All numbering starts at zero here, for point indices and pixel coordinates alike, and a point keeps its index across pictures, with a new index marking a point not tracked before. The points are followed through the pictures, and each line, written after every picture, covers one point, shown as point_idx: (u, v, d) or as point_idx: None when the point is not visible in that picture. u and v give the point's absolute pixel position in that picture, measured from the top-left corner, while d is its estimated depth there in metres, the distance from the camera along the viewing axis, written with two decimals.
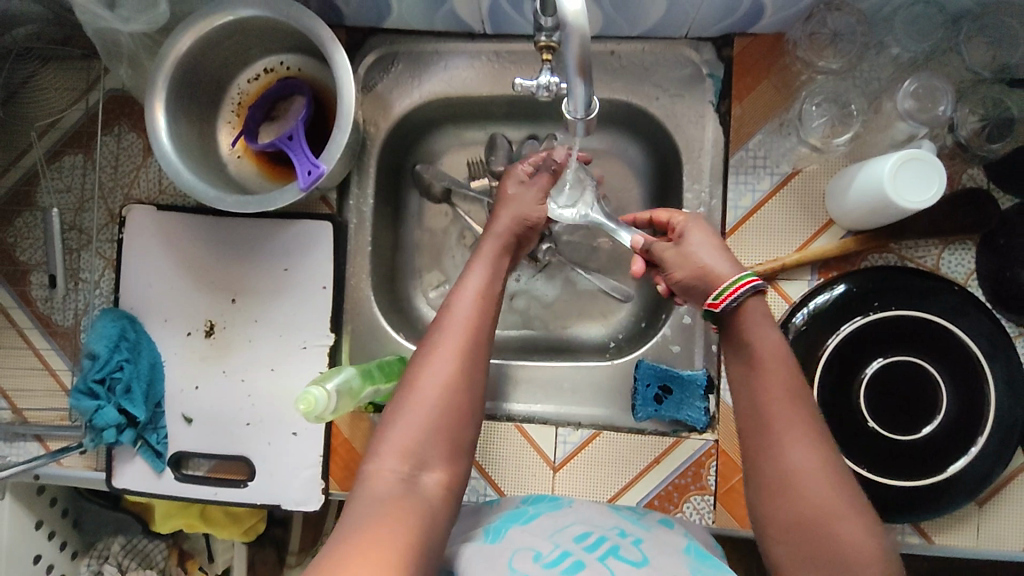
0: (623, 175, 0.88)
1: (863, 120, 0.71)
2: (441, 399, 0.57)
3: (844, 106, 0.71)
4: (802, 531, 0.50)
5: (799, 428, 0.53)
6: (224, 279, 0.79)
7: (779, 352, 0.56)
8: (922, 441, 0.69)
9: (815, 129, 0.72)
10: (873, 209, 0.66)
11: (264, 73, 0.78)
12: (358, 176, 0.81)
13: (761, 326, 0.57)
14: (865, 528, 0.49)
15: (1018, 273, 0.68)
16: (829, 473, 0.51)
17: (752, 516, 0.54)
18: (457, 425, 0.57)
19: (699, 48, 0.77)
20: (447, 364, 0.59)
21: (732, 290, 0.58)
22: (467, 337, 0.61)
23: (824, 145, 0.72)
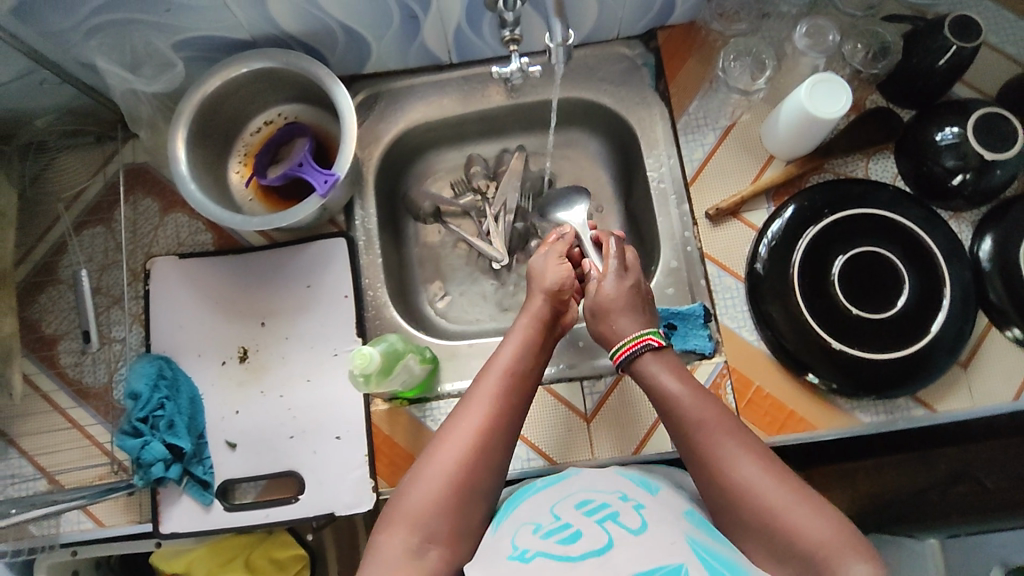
0: (588, 168, 1.02)
1: (777, 67, 0.88)
2: (455, 475, 0.62)
3: (755, 60, 0.88)
4: (757, 527, 0.57)
5: (731, 442, 0.62)
6: (251, 306, 0.84)
7: (680, 395, 0.66)
8: (900, 313, 0.78)
9: (741, 77, 0.88)
10: (800, 131, 0.80)
11: (266, 125, 0.89)
12: (361, 197, 0.90)
13: (662, 372, 0.69)
14: (815, 520, 0.56)
15: (932, 166, 0.82)
16: (766, 476, 0.59)
17: (716, 516, 0.61)
18: (466, 502, 0.61)
19: (630, 45, 0.93)
20: (462, 441, 0.63)
21: (623, 349, 0.72)
22: (489, 416, 0.65)
23: (751, 87, 0.88)
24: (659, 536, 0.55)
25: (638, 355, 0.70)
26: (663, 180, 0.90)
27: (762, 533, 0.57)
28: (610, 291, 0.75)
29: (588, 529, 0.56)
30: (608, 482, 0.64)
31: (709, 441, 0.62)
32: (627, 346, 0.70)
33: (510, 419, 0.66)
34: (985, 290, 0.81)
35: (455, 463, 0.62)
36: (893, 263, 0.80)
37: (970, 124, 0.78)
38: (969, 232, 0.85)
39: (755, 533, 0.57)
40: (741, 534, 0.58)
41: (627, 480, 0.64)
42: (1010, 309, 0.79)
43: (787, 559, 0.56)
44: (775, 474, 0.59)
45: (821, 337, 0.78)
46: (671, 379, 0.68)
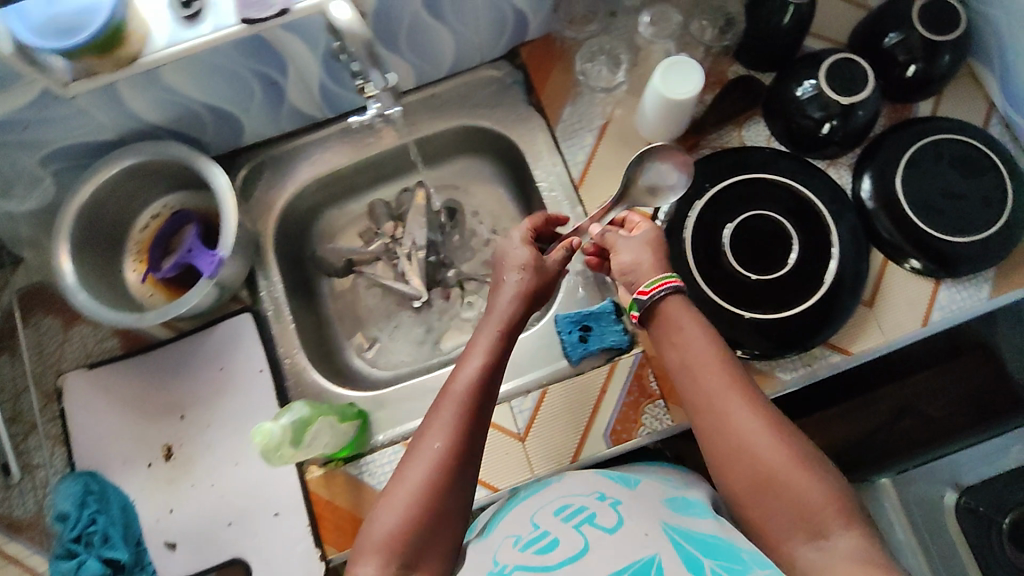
0: (489, 190, 1.04)
1: (635, 60, 0.91)
2: (423, 496, 0.60)
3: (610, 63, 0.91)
4: (754, 483, 0.60)
5: (738, 398, 0.63)
6: (168, 401, 0.83)
7: (696, 350, 0.66)
8: (799, 266, 0.80)
9: (600, 76, 0.91)
10: (663, 113, 0.82)
11: (153, 220, 0.89)
12: (262, 267, 0.89)
13: (680, 327, 0.67)
14: (816, 481, 0.59)
15: (800, 121, 0.85)
16: (769, 433, 0.61)
17: (720, 472, 0.63)
18: (437, 522, 0.59)
19: (496, 66, 0.95)
20: (428, 460, 0.61)
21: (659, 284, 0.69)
22: (456, 429, 0.62)
23: (612, 84, 0.91)
24: (634, 531, 0.61)
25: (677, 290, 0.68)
26: (554, 188, 0.90)
27: (765, 491, 0.60)
28: (651, 233, 0.74)
29: (565, 535, 0.61)
30: (586, 484, 0.71)
31: (719, 396, 0.63)
32: (669, 278, 0.68)
33: (477, 429, 0.64)
34: (875, 228, 0.83)
35: (424, 486, 0.60)
36: (779, 222, 0.81)
37: (823, 75, 0.80)
38: (848, 176, 0.87)
39: (752, 488, 0.60)
40: (743, 491, 0.61)
41: (606, 478, 0.71)
42: (902, 241, 0.82)
43: (782, 518, 0.59)
44: (781, 434, 0.61)
45: (724, 305, 0.79)
46: (695, 331, 0.67)
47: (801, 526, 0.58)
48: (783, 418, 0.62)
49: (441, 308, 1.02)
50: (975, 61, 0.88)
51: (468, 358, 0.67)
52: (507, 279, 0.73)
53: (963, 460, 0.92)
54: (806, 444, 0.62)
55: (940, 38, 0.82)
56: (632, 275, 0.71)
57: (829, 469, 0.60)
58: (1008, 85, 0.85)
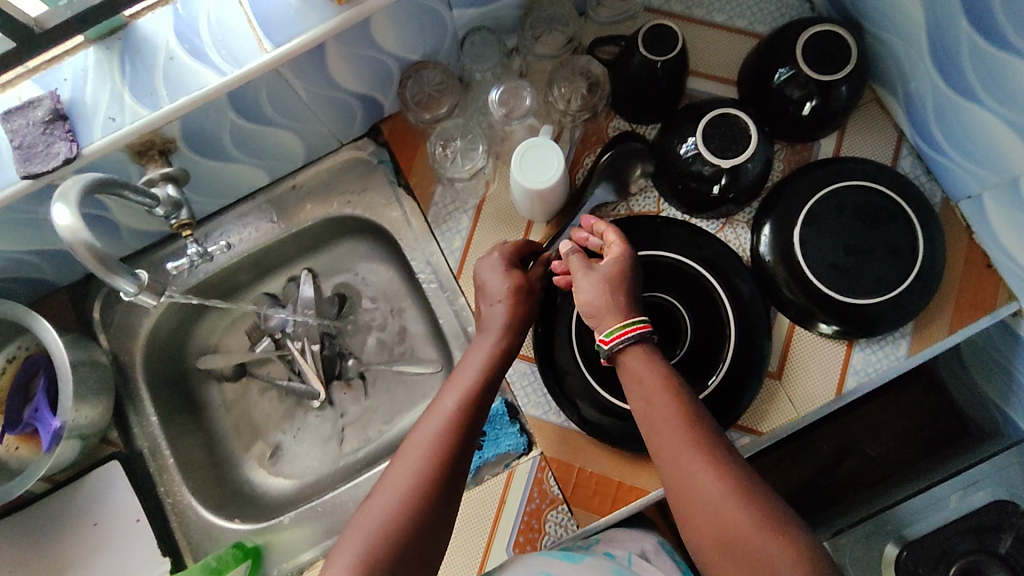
0: (380, 269, 0.97)
1: (503, 134, 0.84)
2: (391, 522, 0.57)
3: (472, 139, 0.84)
4: (718, 545, 0.54)
5: (702, 451, 0.57)
6: (43, 565, 0.77)
7: (656, 395, 0.60)
8: (691, 347, 0.74)
9: (462, 164, 0.82)
10: (523, 196, 0.74)
11: (9, 362, 0.81)
12: (132, 402, 0.84)
13: (641, 371, 0.62)
14: (786, 544, 0.51)
15: (687, 183, 0.75)
16: (731, 489, 0.54)
17: (688, 536, 0.57)
18: (401, 552, 0.56)
19: (360, 147, 0.87)
20: (400, 486, 0.59)
21: (621, 332, 0.63)
22: (430, 456, 0.60)
23: (475, 171, 0.82)
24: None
25: (642, 338, 0.63)
26: (431, 278, 0.83)
27: (732, 556, 0.53)
28: (617, 266, 0.67)
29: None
30: (531, 566, 0.67)
31: (679, 448, 0.58)
32: (633, 326, 0.63)
33: (455, 460, 0.61)
34: (777, 288, 0.75)
35: (389, 520, 0.57)
36: (666, 301, 0.76)
37: (701, 132, 0.72)
38: (747, 234, 0.80)
39: (715, 547, 0.54)
40: (712, 555, 0.54)
41: (550, 558, 0.68)
42: (805, 303, 0.74)
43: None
44: (746, 492, 0.54)
45: (606, 399, 0.74)
46: (659, 372, 0.62)
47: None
48: (751, 473, 0.56)
49: (344, 404, 0.94)
50: (879, 85, 0.80)
51: (450, 389, 0.66)
52: (495, 301, 0.72)
53: (924, 501, 0.82)
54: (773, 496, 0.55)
55: (830, 76, 0.72)
56: (594, 320, 0.65)
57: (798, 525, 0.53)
58: (916, 116, 0.76)
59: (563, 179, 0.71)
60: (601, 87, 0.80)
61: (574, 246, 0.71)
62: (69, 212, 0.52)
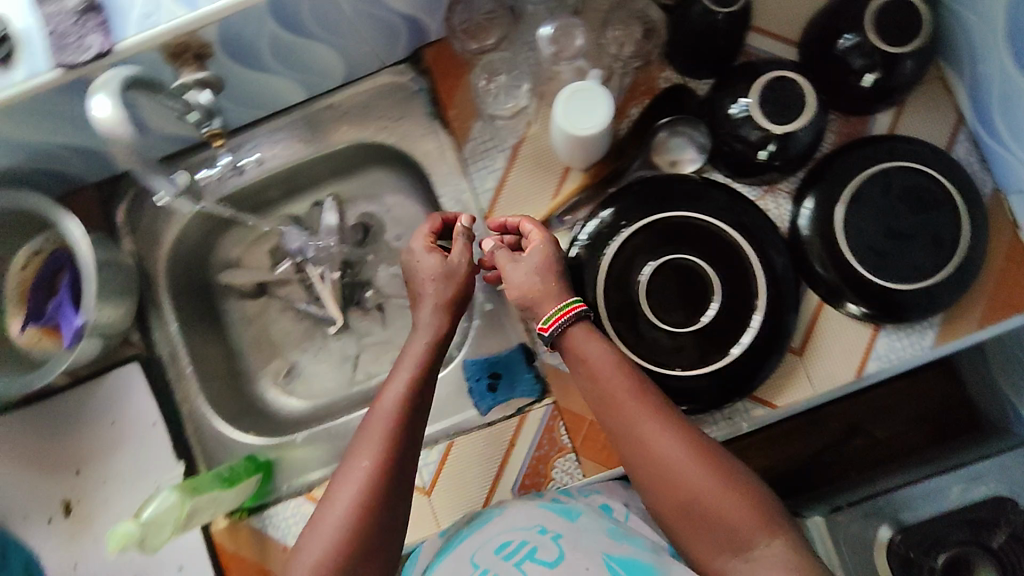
0: (407, 203, 0.96)
1: (547, 78, 0.81)
2: (355, 517, 0.57)
3: (519, 74, 0.82)
4: (685, 512, 0.56)
5: (656, 418, 0.59)
6: (61, 456, 0.80)
7: (606, 368, 0.62)
8: (716, 318, 0.72)
9: (506, 103, 0.81)
10: (558, 139, 0.71)
11: (31, 257, 0.82)
12: (154, 307, 0.84)
13: (587, 343, 0.64)
14: (739, 495, 0.55)
15: (733, 145, 0.73)
16: (686, 453, 0.57)
17: (647, 500, 0.59)
18: (368, 546, 0.57)
19: (397, 72, 0.84)
20: (359, 481, 0.59)
21: (557, 316, 0.64)
22: (385, 445, 0.61)
23: (516, 111, 0.81)
24: (575, 564, 0.61)
25: (580, 318, 0.64)
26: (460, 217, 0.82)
27: (691, 513, 0.56)
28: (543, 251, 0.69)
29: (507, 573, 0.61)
30: (528, 518, 0.69)
31: (638, 428, 0.59)
32: (569, 307, 0.64)
33: (408, 445, 0.62)
34: (810, 264, 0.74)
35: (356, 509, 0.58)
36: (695, 263, 0.73)
37: (758, 93, 0.69)
38: (789, 205, 0.77)
39: (682, 512, 0.57)
40: (673, 517, 0.57)
41: (548, 511, 0.69)
42: (837, 281, 0.73)
43: (711, 541, 0.55)
44: (699, 451, 0.57)
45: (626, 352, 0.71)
46: (601, 344, 0.63)
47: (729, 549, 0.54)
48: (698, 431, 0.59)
49: (361, 332, 0.94)
50: (947, 63, 0.77)
51: (400, 370, 0.67)
52: (427, 288, 0.72)
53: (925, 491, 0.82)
54: (728, 456, 0.58)
55: (897, 48, 0.68)
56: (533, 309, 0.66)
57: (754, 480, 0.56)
58: (981, 101, 0.73)
59: (601, 133, 0.68)
60: (656, 32, 0.79)
61: (497, 241, 0.73)
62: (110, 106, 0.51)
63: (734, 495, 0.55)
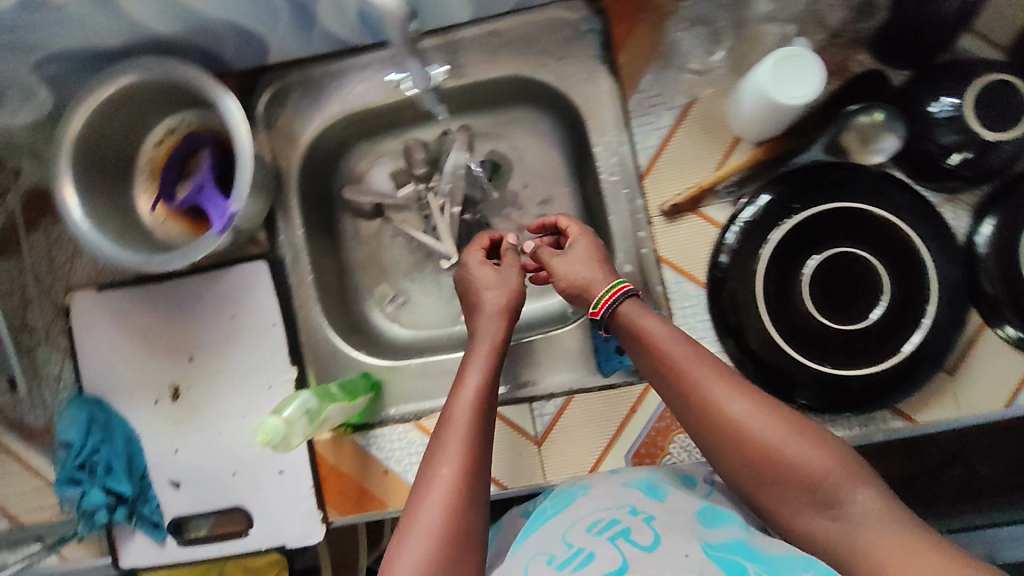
0: (543, 149, 0.92)
1: (739, 35, 0.76)
2: (448, 515, 0.58)
3: (713, 26, 0.76)
4: (768, 476, 0.59)
5: (728, 386, 0.61)
6: (177, 341, 0.80)
7: (672, 339, 0.64)
8: (876, 325, 0.70)
9: (694, 54, 0.75)
10: (756, 106, 0.68)
11: (167, 134, 0.81)
12: (282, 210, 0.82)
13: (644, 316, 0.67)
14: (817, 449, 0.58)
15: (925, 146, 0.69)
16: (759, 414, 0.60)
17: (728, 474, 0.61)
18: (463, 538, 0.58)
19: (571, 7, 0.79)
20: (445, 486, 0.60)
21: (607, 298, 0.69)
22: (465, 445, 0.62)
23: (705, 66, 0.75)
24: (673, 551, 0.57)
25: (629, 297, 0.68)
26: (614, 172, 0.78)
27: (773, 472, 0.58)
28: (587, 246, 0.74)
29: (602, 551, 0.57)
30: (613, 497, 0.66)
31: (716, 403, 0.61)
32: (617, 288, 0.68)
33: (484, 446, 0.64)
34: (979, 284, 0.71)
35: (446, 510, 0.59)
36: (859, 259, 0.71)
37: (971, 98, 0.64)
38: (967, 220, 0.73)
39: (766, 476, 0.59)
40: (756, 482, 0.59)
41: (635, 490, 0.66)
42: (1005, 306, 0.69)
43: (797, 500, 0.57)
44: (771, 411, 0.60)
45: (783, 348, 0.70)
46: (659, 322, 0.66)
47: (817, 507, 0.57)
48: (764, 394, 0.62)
49: None
50: None
51: (468, 373, 0.68)
52: (486, 292, 0.75)
53: None
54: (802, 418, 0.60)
55: None
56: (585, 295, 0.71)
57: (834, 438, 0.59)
58: None
59: (797, 108, 0.65)
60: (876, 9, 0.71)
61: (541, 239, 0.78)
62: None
63: (813, 449, 0.57)
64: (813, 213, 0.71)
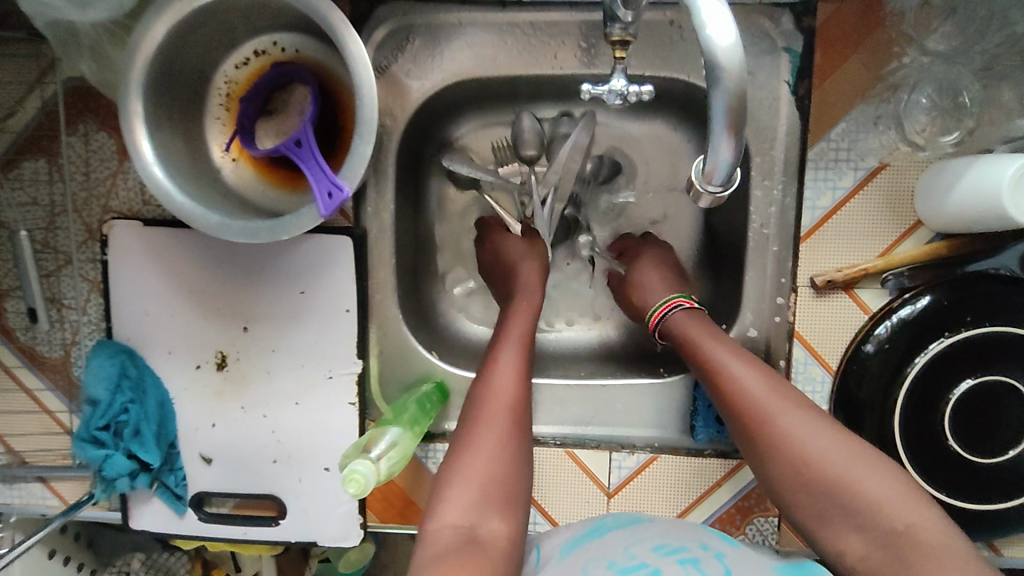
0: (674, 163, 0.80)
1: (977, 114, 0.63)
2: (493, 460, 0.55)
3: (955, 96, 0.63)
4: (822, 499, 0.54)
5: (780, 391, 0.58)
6: (231, 304, 0.69)
7: (721, 344, 0.63)
8: (1008, 462, 0.65)
9: (917, 123, 0.64)
10: (976, 205, 0.58)
11: (255, 56, 0.66)
12: (376, 178, 0.70)
13: (692, 323, 0.66)
14: (877, 466, 0.54)
15: None
16: (812, 420, 0.56)
17: (775, 494, 0.57)
18: (506, 486, 0.54)
19: (776, 17, 0.65)
20: (492, 433, 0.57)
21: (660, 310, 0.69)
22: (511, 390, 0.60)
23: (926, 141, 0.64)
24: None
25: (681, 309, 0.68)
26: (767, 225, 0.69)
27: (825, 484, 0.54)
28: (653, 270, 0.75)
29: (668, 569, 0.53)
30: (684, 532, 0.62)
31: (767, 401, 0.57)
32: (671, 301, 0.69)
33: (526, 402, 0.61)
34: None
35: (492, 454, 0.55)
36: (1013, 389, 0.64)
37: None
38: None
39: (819, 502, 0.54)
40: (804, 496, 0.55)
41: (706, 531, 0.62)
42: None
43: (843, 518, 0.53)
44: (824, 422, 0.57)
45: (907, 468, 0.65)
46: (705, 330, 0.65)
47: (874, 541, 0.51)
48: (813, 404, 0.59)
49: (562, 274, 0.84)
50: None
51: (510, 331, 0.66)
52: (527, 275, 0.73)
53: None
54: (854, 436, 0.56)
55: None
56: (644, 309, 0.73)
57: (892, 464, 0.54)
58: None
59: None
60: None
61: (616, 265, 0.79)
62: (733, 34, 0.39)
63: (870, 468, 0.53)
64: (981, 331, 0.63)
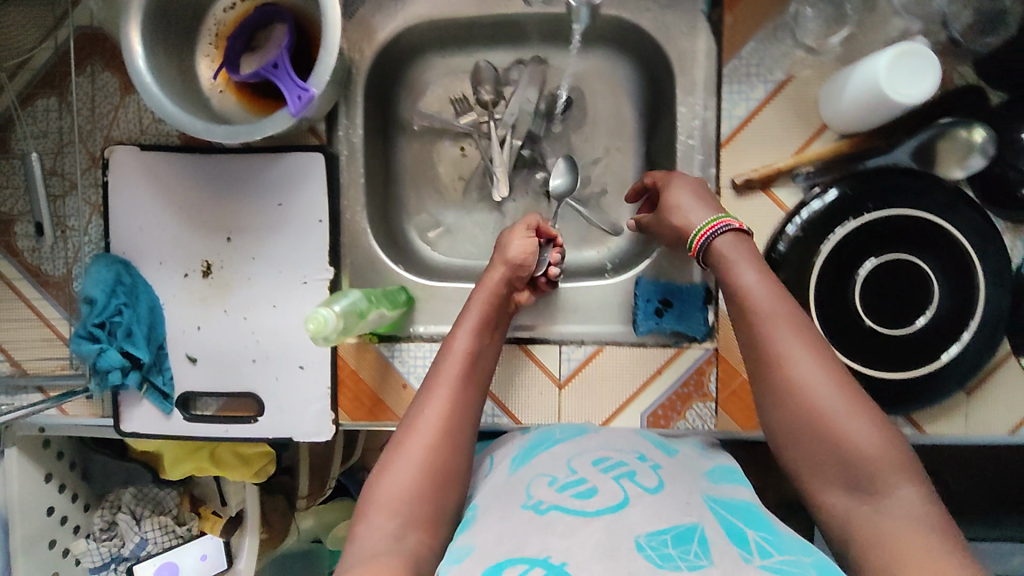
0: (617, 99, 0.90)
1: (858, 20, 0.73)
2: (428, 457, 0.57)
3: (838, 7, 0.74)
4: (812, 449, 0.53)
5: (803, 340, 0.56)
6: (216, 217, 0.78)
7: (759, 287, 0.59)
8: (917, 333, 0.72)
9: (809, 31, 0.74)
10: (863, 95, 0.67)
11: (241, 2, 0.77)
12: (346, 107, 0.80)
13: (739, 256, 0.62)
14: (873, 429, 0.51)
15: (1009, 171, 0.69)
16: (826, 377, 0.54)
17: (774, 437, 0.56)
18: (439, 488, 0.56)
19: None
20: (431, 427, 0.59)
21: (705, 231, 0.65)
22: (455, 388, 0.62)
23: (819, 45, 0.74)
24: (675, 495, 0.52)
25: (726, 229, 0.64)
26: (693, 137, 0.78)
27: (818, 443, 0.52)
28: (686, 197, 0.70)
29: (605, 487, 0.53)
30: (623, 444, 0.62)
31: (783, 355, 0.55)
32: (714, 222, 0.65)
33: (470, 400, 0.63)
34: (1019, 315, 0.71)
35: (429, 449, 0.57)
36: (914, 267, 0.71)
37: None
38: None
39: (804, 443, 0.53)
40: (800, 448, 0.54)
41: (645, 441, 0.63)
42: None
43: (829, 478, 0.52)
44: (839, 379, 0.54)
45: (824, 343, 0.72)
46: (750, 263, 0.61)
47: (852, 493, 0.51)
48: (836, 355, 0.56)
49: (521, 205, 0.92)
50: None
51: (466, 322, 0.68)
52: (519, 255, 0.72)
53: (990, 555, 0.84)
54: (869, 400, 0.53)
55: None
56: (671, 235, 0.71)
57: (889, 417, 0.52)
58: None
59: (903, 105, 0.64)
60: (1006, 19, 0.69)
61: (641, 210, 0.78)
62: None
63: (866, 430, 0.51)
64: (879, 215, 0.71)
